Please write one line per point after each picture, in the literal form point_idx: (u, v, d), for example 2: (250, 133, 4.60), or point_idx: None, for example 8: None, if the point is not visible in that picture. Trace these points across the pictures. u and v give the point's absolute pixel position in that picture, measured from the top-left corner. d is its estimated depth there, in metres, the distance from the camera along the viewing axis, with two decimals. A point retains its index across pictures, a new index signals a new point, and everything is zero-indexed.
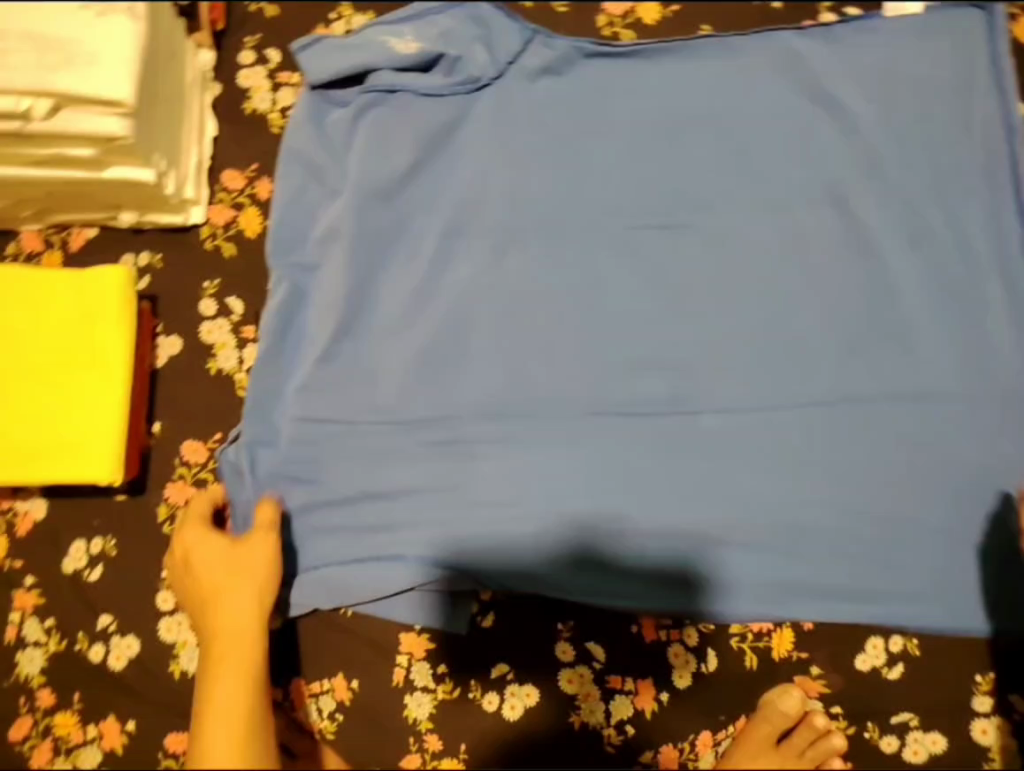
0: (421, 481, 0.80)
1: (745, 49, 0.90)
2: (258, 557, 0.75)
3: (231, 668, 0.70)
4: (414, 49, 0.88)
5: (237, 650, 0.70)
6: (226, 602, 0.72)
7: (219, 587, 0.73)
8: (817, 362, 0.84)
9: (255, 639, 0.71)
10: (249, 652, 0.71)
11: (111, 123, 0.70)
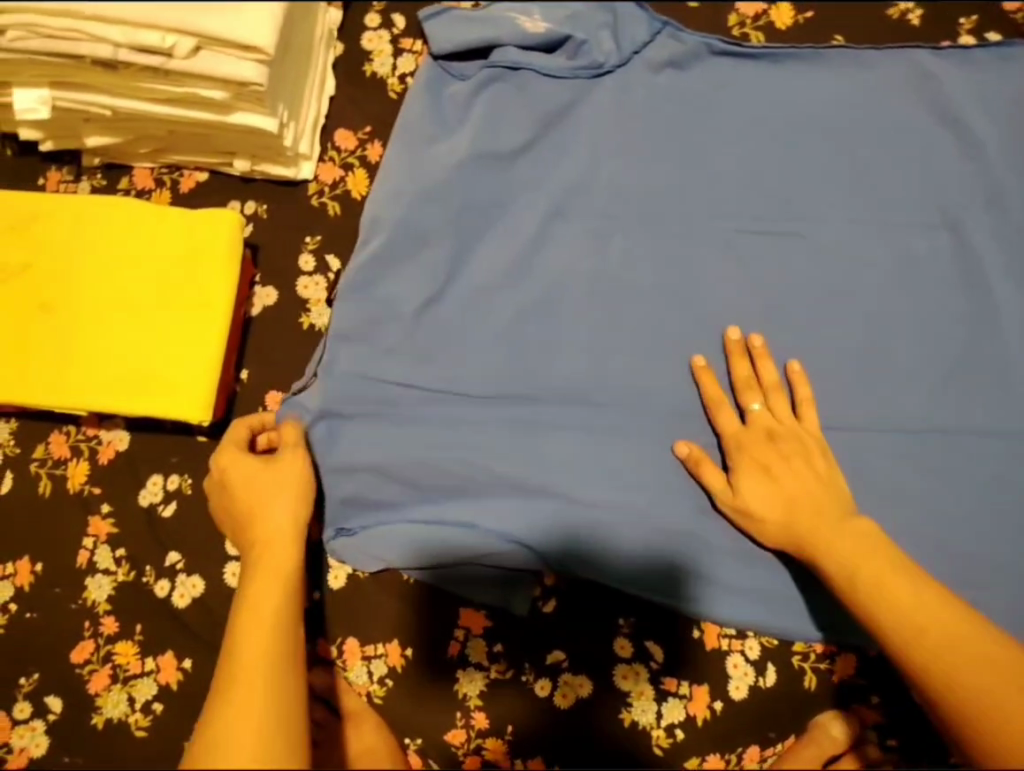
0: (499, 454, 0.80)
1: (874, 64, 0.88)
2: (301, 478, 0.75)
3: (266, 567, 0.69)
4: (542, 30, 0.87)
5: (279, 556, 0.70)
6: (270, 510, 0.73)
7: (267, 501, 0.73)
8: (914, 388, 0.82)
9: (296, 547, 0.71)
10: (288, 557, 0.70)
11: (247, 69, 0.71)
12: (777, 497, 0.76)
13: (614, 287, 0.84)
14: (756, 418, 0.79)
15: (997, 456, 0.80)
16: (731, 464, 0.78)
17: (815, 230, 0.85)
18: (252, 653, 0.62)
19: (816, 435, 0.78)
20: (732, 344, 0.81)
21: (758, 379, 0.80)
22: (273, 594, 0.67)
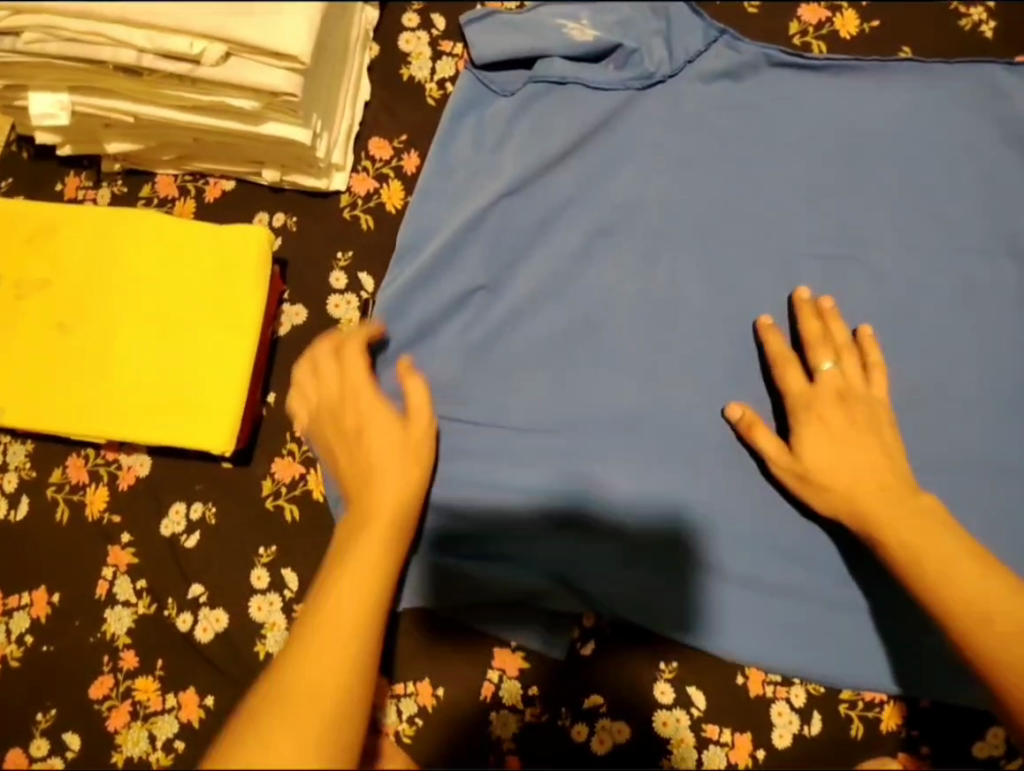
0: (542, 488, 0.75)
1: (943, 78, 0.83)
2: (422, 447, 0.70)
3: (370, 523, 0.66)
4: (590, 37, 0.83)
5: (377, 534, 0.65)
6: (383, 480, 0.68)
7: (386, 487, 0.67)
8: (976, 427, 0.77)
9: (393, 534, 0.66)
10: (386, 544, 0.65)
11: (280, 78, 0.66)
12: (844, 460, 0.71)
13: (663, 311, 0.80)
14: (826, 377, 0.74)
15: None
16: (793, 425, 0.74)
17: (878, 254, 0.80)
18: (328, 649, 0.58)
19: (885, 403, 0.73)
20: (801, 304, 0.77)
21: (830, 337, 0.75)
22: (359, 581, 0.62)
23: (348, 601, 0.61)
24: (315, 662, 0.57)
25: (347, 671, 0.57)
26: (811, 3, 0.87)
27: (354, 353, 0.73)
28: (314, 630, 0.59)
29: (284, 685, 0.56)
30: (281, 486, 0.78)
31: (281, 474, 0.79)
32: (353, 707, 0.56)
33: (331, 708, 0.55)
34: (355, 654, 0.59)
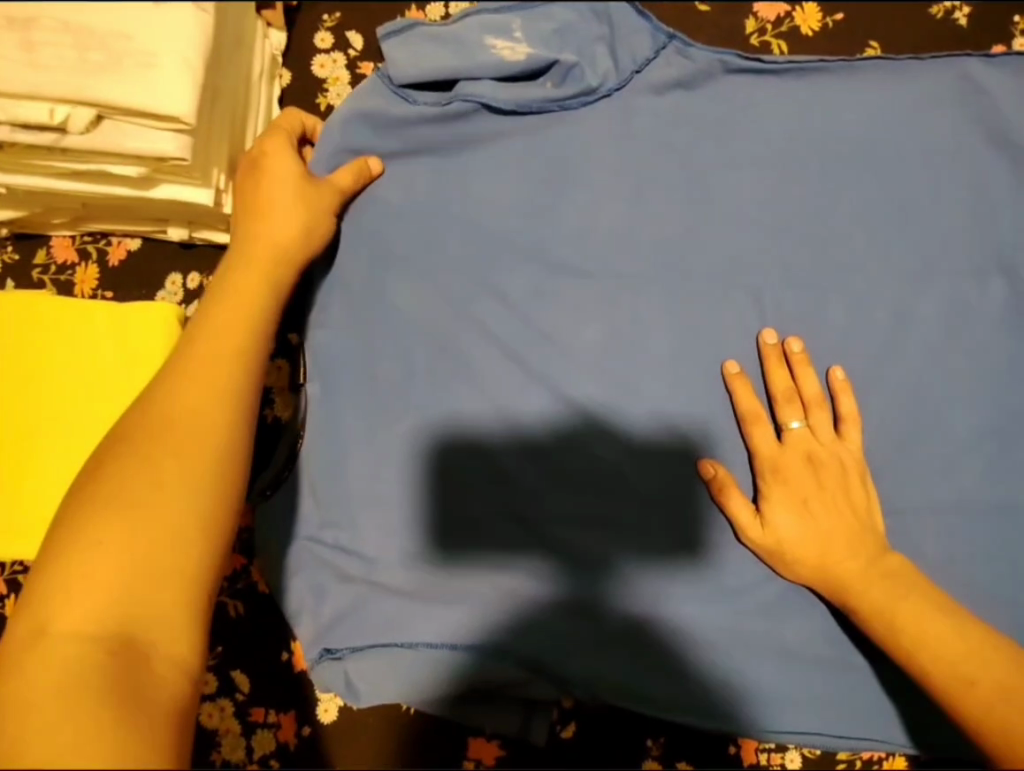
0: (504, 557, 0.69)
1: (916, 75, 0.75)
2: (266, 263, 0.64)
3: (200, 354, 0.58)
4: (523, 54, 0.74)
5: (210, 365, 0.57)
6: (274, 217, 0.65)
7: (286, 213, 0.65)
8: (966, 461, 0.72)
9: (226, 363, 0.58)
10: (219, 371, 0.57)
11: (165, 142, 0.57)
12: (813, 522, 0.68)
13: (629, 356, 0.72)
14: (795, 437, 0.70)
15: None
16: (760, 490, 0.70)
17: (854, 277, 0.73)
18: (133, 487, 0.49)
19: (859, 458, 0.69)
20: (768, 349, 0.71)
21: (798, 391, 0.71)
22: (189, 402, 0.55)
23: (161, 424, 0.53)
24: (114, 494, 0.49)
25: (163, 506, 0.49)
26: None
27: (274, 142, 0.68)
28: (125, 459, 0.51)
29: (80, 529, 0.48)
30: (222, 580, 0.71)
31: None
32: (181, 549, 0.48)
33: (143, 556, 0.47)
34: (175, 482, 0.51)
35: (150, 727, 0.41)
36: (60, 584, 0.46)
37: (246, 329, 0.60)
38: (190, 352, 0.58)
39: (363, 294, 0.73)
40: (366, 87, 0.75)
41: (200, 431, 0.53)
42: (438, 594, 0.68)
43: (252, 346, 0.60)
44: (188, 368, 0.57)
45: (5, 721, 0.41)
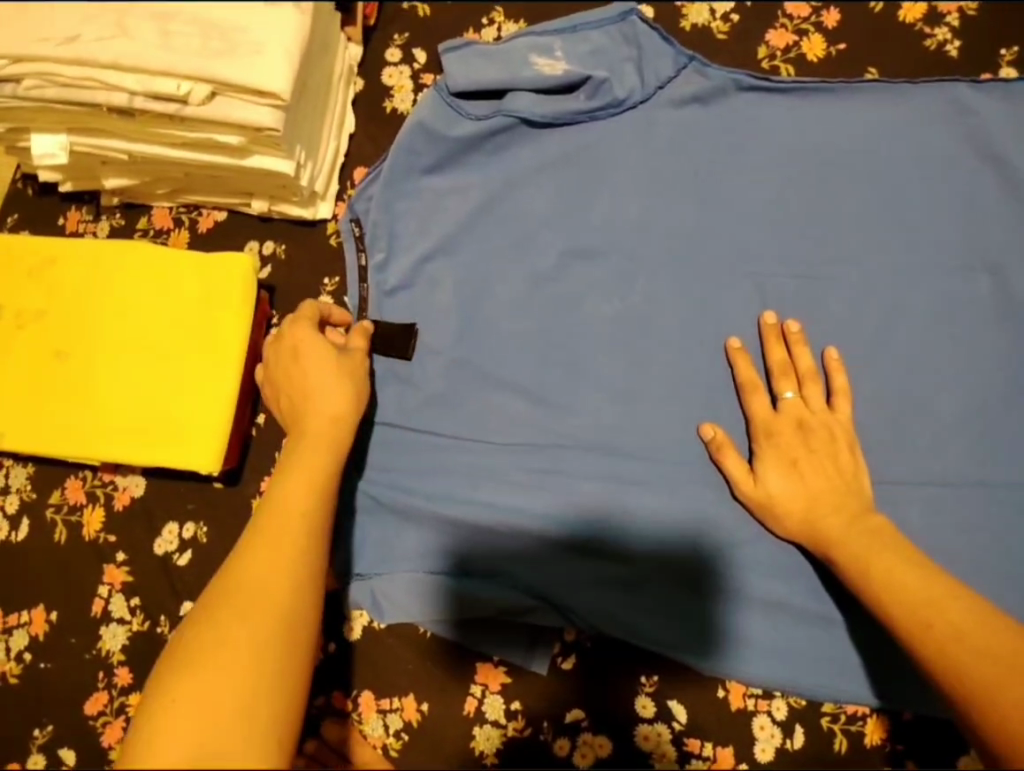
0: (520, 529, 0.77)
1: (914, 96, 0.84)
2: (355, 367, 0.72)
3: (313, 433, 0.67)
4: (560, 70, 0.84)
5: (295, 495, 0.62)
6: (324, 392, 0.69)
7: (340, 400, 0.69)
8: (950, 439, 0.77)
9: (331, 442, 0.66)
10: (319, 462, 0.64)
11: (263, 114, 0.70)
12: (804, 486, 0.73)
13: (639, 331, 0.81)
14: (787, 406, 0.76)
15: None
16: (755, 451, 0.76)
17: (849, 270, 0.81)
18: (253, 593, 0.55)
19: (848, 428, 0.75)
20: (767, 328, 0.79)
21: (794, 365, 0.78)
22: (322, 452, 0.65)
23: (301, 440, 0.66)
24: (264, 530, 0.59)
25: (276, 606, 0.54)
26: (779, 28, 0.89)
27: (302, 331, 0.72)
28: (247, 555, 0.57)
29: (217, 632, 0.52)
30: None
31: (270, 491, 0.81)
32: (314, 525, 0.61)
33: (291, 543, 0.58)
34: (293, 578, 0.57)
35: (290, 713, 0.51)
36: (204, 660, 0.51)
37: (336, 449, 0.66)
38: (294, 467, 0.64)
39: (398, 259, 0.84)
40: (425, 98, 0.85)
41: (313, 496, 0.62)
42: (444, 520, 0.78)
43: (340, 445, 0.67)
44: (281, 495, 0.62)
45: (190, 668, 0.50)
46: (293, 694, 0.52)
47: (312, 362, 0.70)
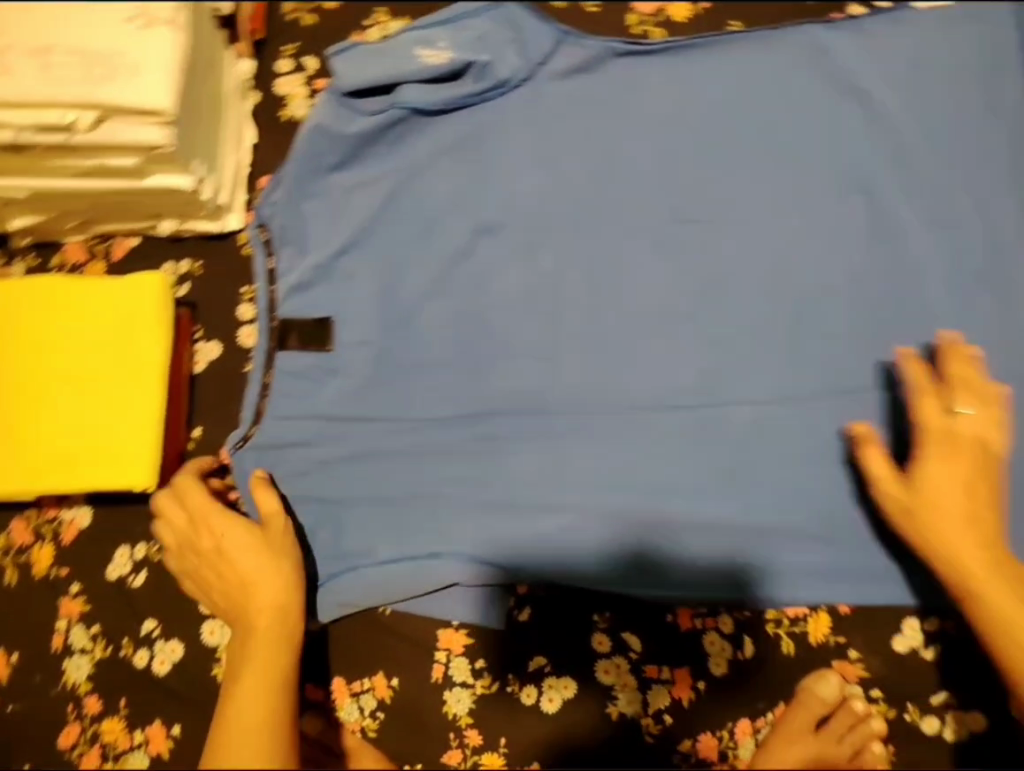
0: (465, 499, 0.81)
1: (776, 43, 0.89)
2: (283, 539, 0.77)
3: (260, 634, 0.73)
4: (446, 59, 0.86)
5: (265, 646, 0.72)
6: (262, 590, 0.74)
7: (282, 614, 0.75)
8: (844, 351, 0.83)
9: (282, 628, 0.73)
10: (275, 641, 0.72)
11: (152, 133, 0.72)
12: (949, 496, 0.75)
13: (553, 295, 0.85)
14: (964, 421, 0.76)
15: (944, 406, 0.81)
16: (916, 455, 0.77)
17: (737, 210, 0.86)
18: None
19: (999, 454, 0.76)
20: (947, 344, 0.80)
21: (975, 384, 0.78)
22: (273, 628, 0.73)
23: (251, 632, 0.73)
24: (230, 725, 0.67)
25: None
26: None
27: (218, 521, 0.77)
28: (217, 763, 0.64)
29: None
30: None
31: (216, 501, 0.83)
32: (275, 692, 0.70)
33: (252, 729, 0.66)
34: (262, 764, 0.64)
35: None
36: None
37: (289, 636, 0.73)
38: (248, 655, 0.71)
39: (313, 258, 0.86)
40: (319, 102, 0.87)
41: (272, 675, 0.70)
42: (389, 502, 0.80)
43: (290, 626, 0.74)
44: (243, 683, 0.70)
45: None
46: None
47: (230, 534, 0.76)
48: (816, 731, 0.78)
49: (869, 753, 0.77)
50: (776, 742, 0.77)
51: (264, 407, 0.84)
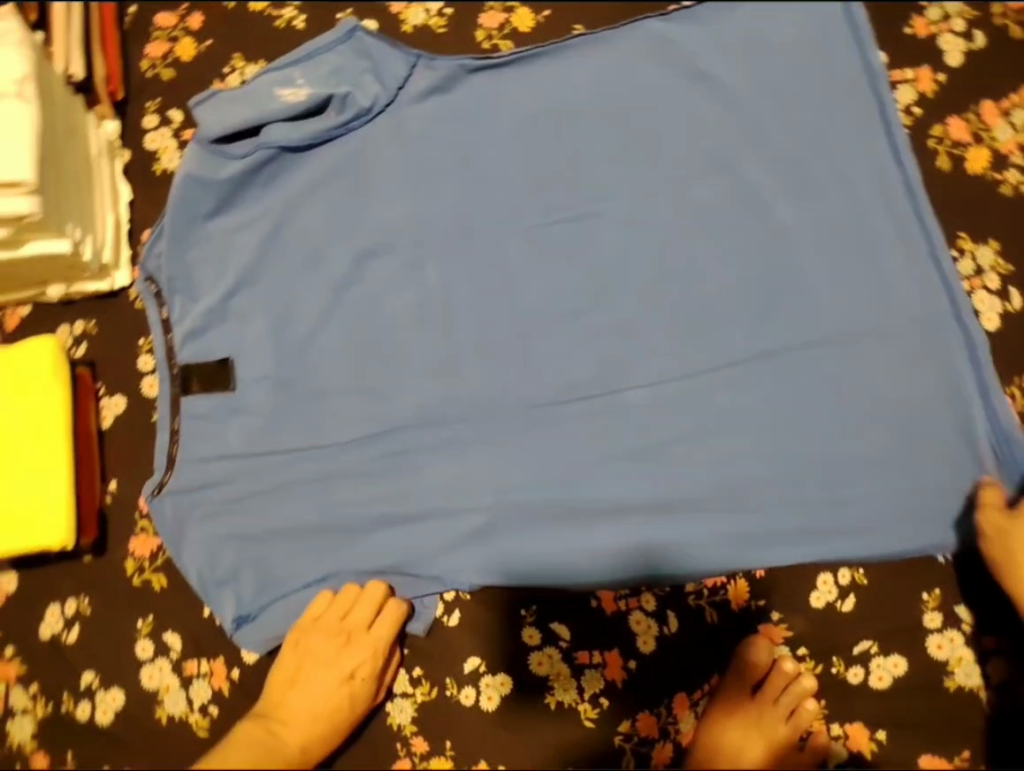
0: (381, 516, 0.84)
1: (619, 41, 0.93)
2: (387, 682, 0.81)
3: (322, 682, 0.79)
4: (303, 96, 0.89)
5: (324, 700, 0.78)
6: (357, 653, 0.79)
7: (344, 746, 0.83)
8: (724, 324, 0.86)
9: (341, 704, 0.78)
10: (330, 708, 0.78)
11: (19, 203, 0.74)
12: None
13: (441, 309, 0.88)
14: None
15: (821, 365, 0.85)
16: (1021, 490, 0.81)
17: (606, 205, 0.90)
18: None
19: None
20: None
21: None
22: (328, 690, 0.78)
23: (306, 674, 0.79)
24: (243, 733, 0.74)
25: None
26: (490, 9, 0.98)
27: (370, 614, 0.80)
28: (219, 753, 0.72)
29: None
30: (142, 561, 0.85)
31: (139, 550, 0.85)
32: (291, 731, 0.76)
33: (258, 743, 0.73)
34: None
35: None
36: None
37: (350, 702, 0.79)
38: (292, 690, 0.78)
39: (206, 302, 0.89)
40: (189, 152, 0.90)
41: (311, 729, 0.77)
42: (302, 528, 0.84)
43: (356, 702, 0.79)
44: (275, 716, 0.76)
45: None
46: None
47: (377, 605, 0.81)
48: (753, 697, 0.83)
49: (804, 712, 0.82)
50: (718, 712, 0.82)
51: (176, 454, 0.86)
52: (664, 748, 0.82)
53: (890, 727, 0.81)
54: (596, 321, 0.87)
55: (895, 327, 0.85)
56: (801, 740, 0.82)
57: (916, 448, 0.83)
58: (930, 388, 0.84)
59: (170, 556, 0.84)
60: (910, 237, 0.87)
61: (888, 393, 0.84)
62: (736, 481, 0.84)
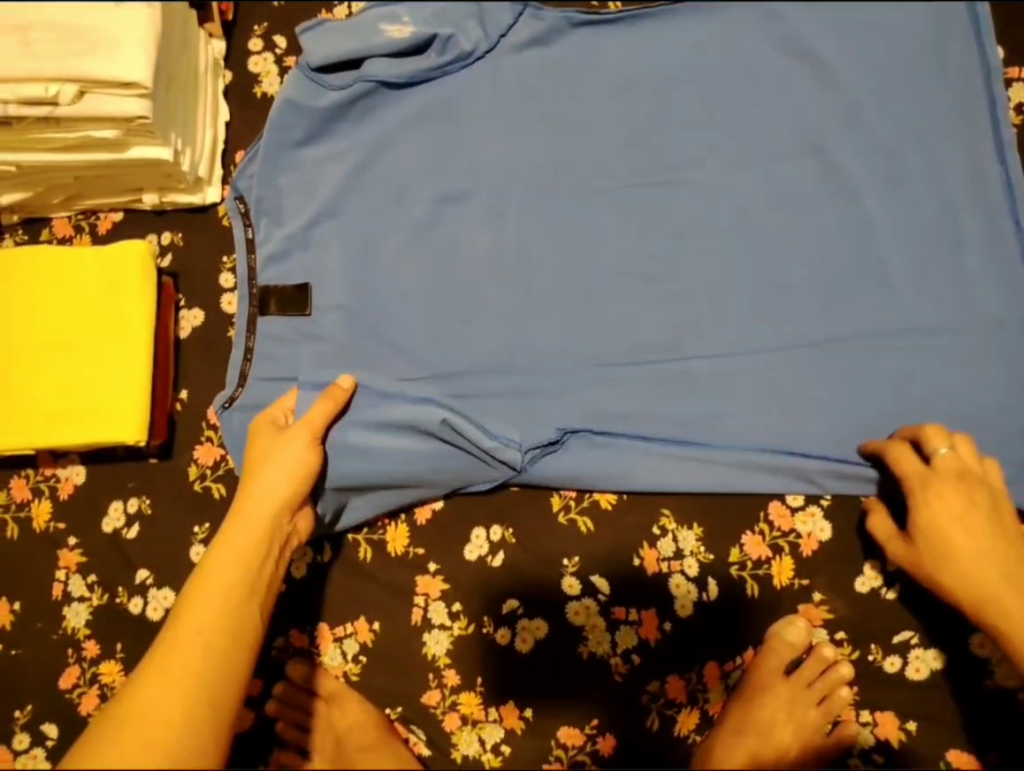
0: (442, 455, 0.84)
1: (727, 9, 0.92)
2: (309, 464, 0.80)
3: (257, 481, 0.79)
4: (408, 34, 0.91)
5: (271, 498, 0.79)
6: (287, 447, 0.80)
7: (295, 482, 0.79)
8: (802, 303, 0.86)
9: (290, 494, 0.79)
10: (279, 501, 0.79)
11: (129, 105, 0.76)
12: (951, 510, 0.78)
13: (518, 259, 0.89)
14: (945, 460, 0.78)
15: (896, 355, 0.84)
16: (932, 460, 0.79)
17: (695, 174, 0.90)
18: (201, 611, 0.73)
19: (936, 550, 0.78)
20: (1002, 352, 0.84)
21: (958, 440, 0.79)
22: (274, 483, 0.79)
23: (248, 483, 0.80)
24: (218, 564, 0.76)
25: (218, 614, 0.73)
26: None
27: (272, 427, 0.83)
28: (207, 582, 0.75)
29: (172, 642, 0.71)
30: (205, 469, 0.87)
31: (203, 458, 0.88)
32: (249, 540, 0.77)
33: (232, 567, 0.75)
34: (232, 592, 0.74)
35: (222, 690, 0.70)
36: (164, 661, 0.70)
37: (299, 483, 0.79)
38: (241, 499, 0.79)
39: (292, 223, 0.90)
40: (289, 78, 0.91)
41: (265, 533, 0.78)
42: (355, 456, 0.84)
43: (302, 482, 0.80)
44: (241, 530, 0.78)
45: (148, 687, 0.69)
46: (230, 669, 0.72)
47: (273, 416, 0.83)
48: (787, 677, 0.84)
49: (836, 699, 0.83)
50: (754, 689, 0.83)
51: (248, 370, 0.88)
52: (690, 714, 0.84)
53: (920, 720, 0.82)
54: (674, 286, 0.87)
55: (977, 326, 0.84)
56: (829, 725, 0.84)
57: (987, 450, 0.82)
58: (1008, 391, 0.83)
59: (233, 466, 0.86)
60: (1003, 238, 0.86)
61: (963, 392, 0.83)
62: (798, 461, 0.83)
